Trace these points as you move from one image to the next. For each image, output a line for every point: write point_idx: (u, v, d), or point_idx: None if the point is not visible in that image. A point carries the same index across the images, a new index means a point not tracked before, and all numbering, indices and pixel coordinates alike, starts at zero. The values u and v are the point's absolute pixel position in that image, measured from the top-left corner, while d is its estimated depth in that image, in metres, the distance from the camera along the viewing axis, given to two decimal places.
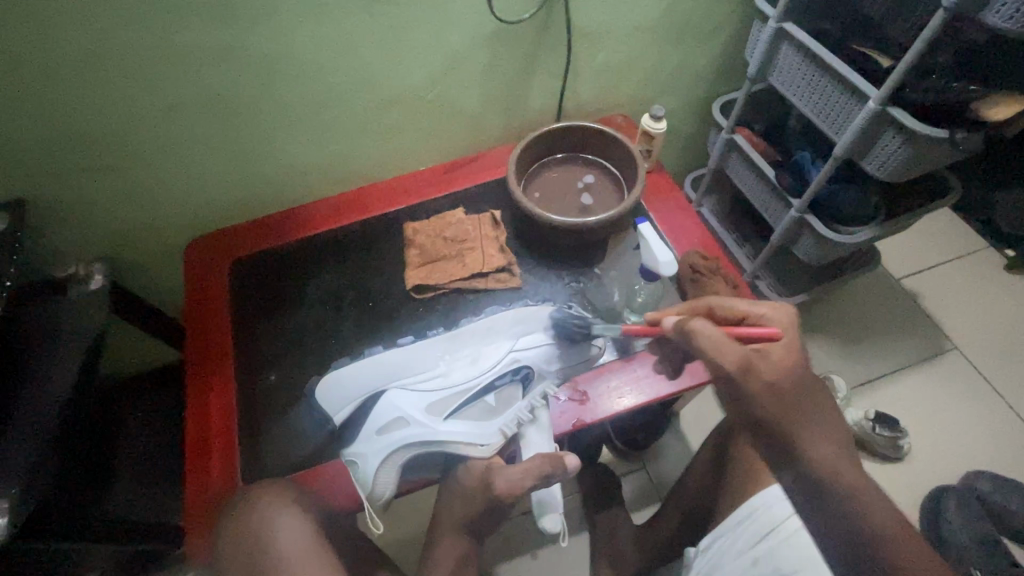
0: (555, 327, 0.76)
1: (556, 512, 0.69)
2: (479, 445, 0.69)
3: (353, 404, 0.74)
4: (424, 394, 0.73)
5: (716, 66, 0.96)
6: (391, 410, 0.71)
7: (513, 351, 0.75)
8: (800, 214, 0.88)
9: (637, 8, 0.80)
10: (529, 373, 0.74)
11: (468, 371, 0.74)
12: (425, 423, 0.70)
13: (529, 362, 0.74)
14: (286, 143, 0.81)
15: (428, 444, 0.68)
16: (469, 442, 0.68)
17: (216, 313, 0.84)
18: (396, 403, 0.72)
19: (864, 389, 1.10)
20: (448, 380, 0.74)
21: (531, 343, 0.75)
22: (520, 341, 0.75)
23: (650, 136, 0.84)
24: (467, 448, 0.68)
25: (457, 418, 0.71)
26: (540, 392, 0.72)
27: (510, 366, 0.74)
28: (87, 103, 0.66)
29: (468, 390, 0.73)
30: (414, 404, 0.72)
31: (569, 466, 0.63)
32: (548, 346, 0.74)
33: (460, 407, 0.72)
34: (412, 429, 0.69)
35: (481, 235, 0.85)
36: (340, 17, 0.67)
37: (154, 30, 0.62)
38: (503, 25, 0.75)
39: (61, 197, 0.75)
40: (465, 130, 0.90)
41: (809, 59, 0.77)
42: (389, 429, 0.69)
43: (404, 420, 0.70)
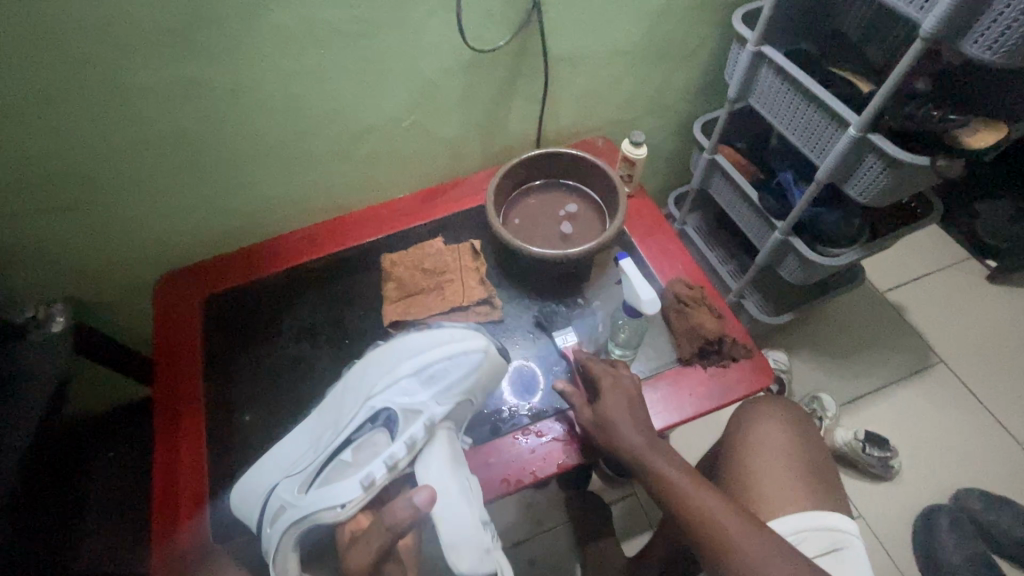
0: (416, 355, 0.70)
1: (467, 548, 0.60)
2: (337, 506, 0.63)
3: (257, 506, 0.67)
4: (298, 474, 0.67)
5: (696, 87, 0.95)
6: (270, 500, 0.65)
7: (368, 398, 0.69)
8: (784, 236, 0.87)
9: (614, 32, 0.79)
10: (388, 419, 0.69)
11: (325, 433, 0.69)
12: (295, 503, 0.64)
13: (385, 403, 0.68)
14: (255, 177, 0.78)
15: (300, 523, 0.63)
16: (326, 506, 0.63)
17: (188, 356, 0.81)
18: (277, 490, 0.66)
19: (852, 406, 1.09)
20: (311, 451, 0.69)
21: (388, 383, 0.69)
22: (373, 386, 0.69)
23: (632, 162, 0.82)
24: (327, 515, 0.63)
25: (323, 486, 0.65)
26: (413, 428, 0.67)
27: (369, 414, 0.68)
28: (41, 146, 0.63)
29: (327, 452, 0.68)
30: (288, 488, 0.66)
31: (421, 503, 0.56)
32: (411, 377, 0.69)
33: (325, 474, 0.67)
34: (287, 514, 0.63)
35: (461, 266, 0.82)
36: (306, 50, 0.65)
37: (109, 71, 0.59)
38: (477, 54, 0.73)
39: (18, 239, 0.71)
40: (442, 157, 0.88)
41: (788, 83, 0.75)
42: (273, 520, 0.64)
43: (282, 508, 0.64)
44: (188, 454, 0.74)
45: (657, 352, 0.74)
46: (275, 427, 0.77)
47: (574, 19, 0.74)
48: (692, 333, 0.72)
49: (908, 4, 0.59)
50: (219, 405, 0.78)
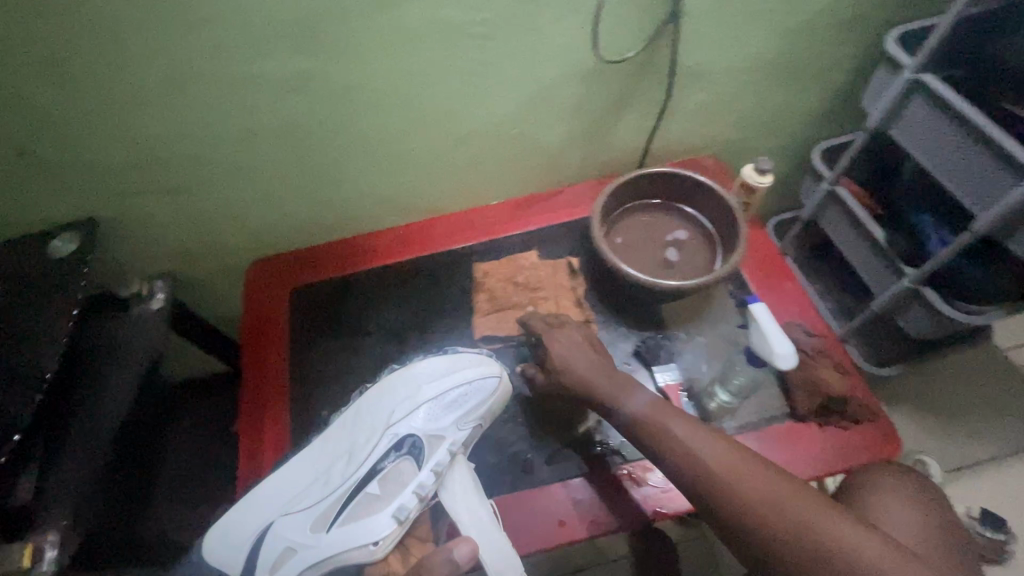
0: (436, 380, 0.72)
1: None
2: (367, 546, 0.65)
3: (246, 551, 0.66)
4: (304, 512, 0.67)
5: (824, 110, 0.87)
6: (278, 542, 0.66)
7: (390, 426, 0.70)
8: (915, 284, 0.78)
9: (748, 47, 0.72)
10: (411, 449, 0.70)
11: (342, 467, 0.69)
12: (314, 543, 0.66)
13: (409, 431, 0.70)
14: (357, 174, 0.76)
15: (328, 561, 0.65)
16: (359, 546, 0.65)
17: (274, 347, 0.81)
18: (281, 532, 0.66)
19: (962, 474, 0.98)
20: (326, 486, 0.69)
21: (410, 411, 0.70)
22: (396, 413, 0.70)
23: (751, 189, 0.76)
24: (360, 553, 0.65)
25: (349, 523, 0.67)
26: (437, 456, 0.68)
27: (393, 443, 0.69)
28: (164, 129, 0.64)
29: (351, 487, 0.68)
30: (291, 525, 0.67)
31: (464, 555, 0.56)
32: (433, 404, 0.71)
33: (350, 509, 0.67)
34: (303, 555, 0.66)
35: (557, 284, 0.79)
36: (429, 49, 0.62)
37: (238, 61, 0.59)
38: (600, 63, 0.68)
39: (131, 217, 0.73)
40: (543, 166, 0.84)
41: (951, 118, 0.67)
42: (282, 563, 0.66)
43: (292, 550, 0.66)
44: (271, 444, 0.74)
45: (765, 404, 0.67)
46: None
47: (708, 30, 0.68)
48: (811, 387, 0.65)
49: None
50: (300, 399, 0.77)
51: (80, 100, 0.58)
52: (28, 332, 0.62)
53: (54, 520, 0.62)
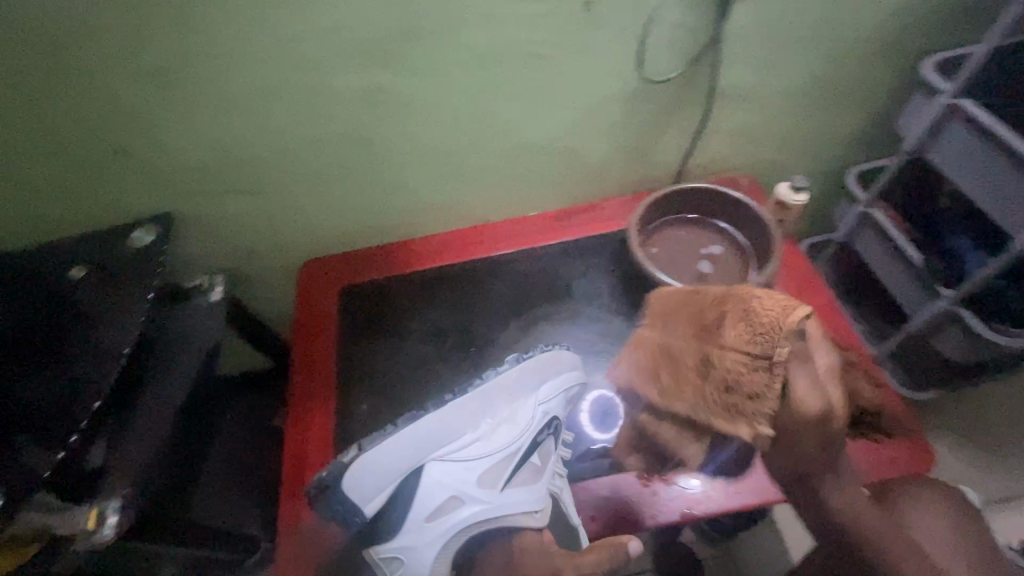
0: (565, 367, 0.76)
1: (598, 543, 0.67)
2: (532, 513, 0.66)
3: (389, 488, 0.66)
4: (463, 464, 0.68)
5: (861, 135, 0.89)
6: (440, 492, 0.67)
7: (540, 403, 0.73)
8: (950, 306, 0.78)
9: (788, 72, 0.76)
10: (547, 425, 0.73)
11: (508, 430, 0.71)
12: (482, 500, 0.67)
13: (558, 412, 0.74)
14: (410, 182, 0.82)
15: (489, 521, 0.66)
16: (520, 512, 0.66)
17: (323, 342, 0.86)
18: (441, 483, 0.67)
19: None
20: (488, 445, 0.70)
21: (553, 393, 0.74)
22: (542, 391, 0.73)
23: (786, 206, 0.78)
24: (525, 519, 0.66)
25: (513, 487, 0.68)
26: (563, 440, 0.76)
27: (547, 420, 0.73)
28: (242, 134, 0.69)
29: (517, 453, 0.70)
30: (459, 478, 0.68)
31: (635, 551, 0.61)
32: (564, 392, 0.75)
33: (514, 474, 0.69)
34: (467, 508, 0.66)
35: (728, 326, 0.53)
36: (488, 68, 0.67)
37: (317, 74, 0.65)
38: (645, 83, 0.72)
39: (202, 215, 0.79)
40: (584, 182, 0.88)
41: (988, 144, 0.68)
42: (440, 514, 0.66)
43: (458, 500, 0.67)
44: (319, 429, 0.79)
45: None
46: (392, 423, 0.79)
47: (750, 55, 0.72)
48: None
49: None
50: (345, 393, 0.82)
51: (174, 105, 0.65)
52: (108, 315, 0.67)
53: (120, 485, 0.64)
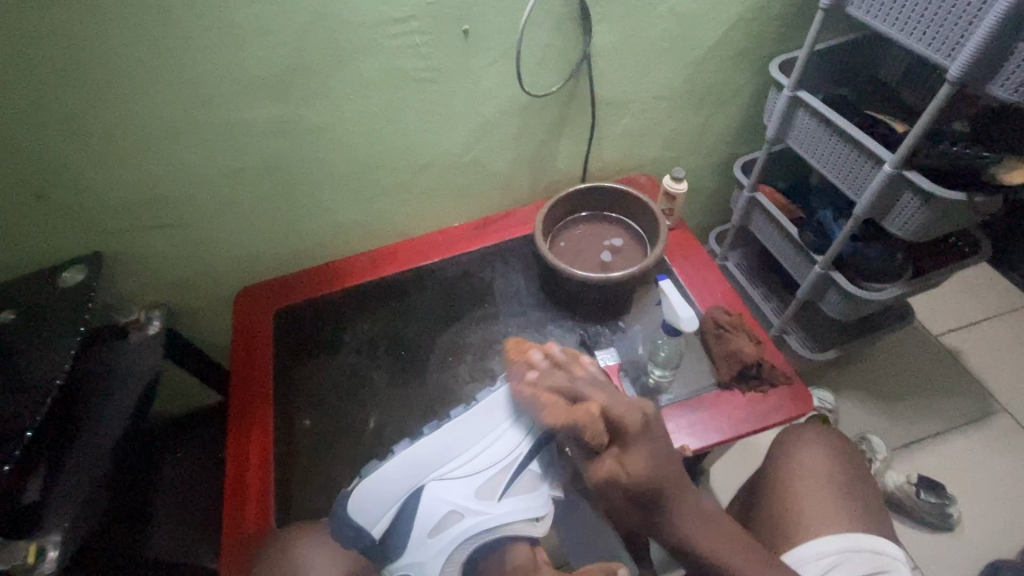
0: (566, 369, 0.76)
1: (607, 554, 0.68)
2: (534, 520, 0.68)
3: (394, 508, 0.69)
4: (464, 480, 0.70)
5: (736, 130, 1.01)
6: (440, 509, 0.68)
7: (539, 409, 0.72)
8: (825, 270, 0.88)
9: (656, 79, 0.86)
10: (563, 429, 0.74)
11: (505, 443, 0.71)
12: (479, 511, 0.68)
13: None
14: (332, 204, 0.88)
15: (490, 533, 0.67)
16: (522, 519, 0.68)
17: (262, 362, 0.89)
18: (444, 499, 0.69)
19: (906, 449, 1.07)
20: (486, 459, 0.71)
21: None
22: None
23: (672, 196, 0.92)
24: (524, 526, 0.68)
25: (513, 495, 0.69)
26: None
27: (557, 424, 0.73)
28: (162, 170, 0.75)
29: (513, 463, 0.70)
30: (456, 493, 0.69)
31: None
32: None
33: (513, 481, 0.70)
34: (466, 523, 0.67)
35: (590, 393, 0.64)
36: (386, 94, 0.75)
37: (227, 111, 0.71)
38: (531, 98, 0.82)
39: (131, 251, 0.82)
40: (496, 190, 0.96)
41: (826, 127, 0.79)
42: (440, 529, 0.68)
43: (457, 514, 0.68)
44: (255, 451, 0.81)
45: (692, 374, 0.80)
46: (332, 431, 0.83)
47: (619, 66, 0.82)
48: (731, 358, 0.78)
49: (934, 52, 0.64)
50: (285, 406, 0.85)
51: (94, 147, 0.69)
52: (41, 350, 0.70)
53: (59, 518, 0.66)
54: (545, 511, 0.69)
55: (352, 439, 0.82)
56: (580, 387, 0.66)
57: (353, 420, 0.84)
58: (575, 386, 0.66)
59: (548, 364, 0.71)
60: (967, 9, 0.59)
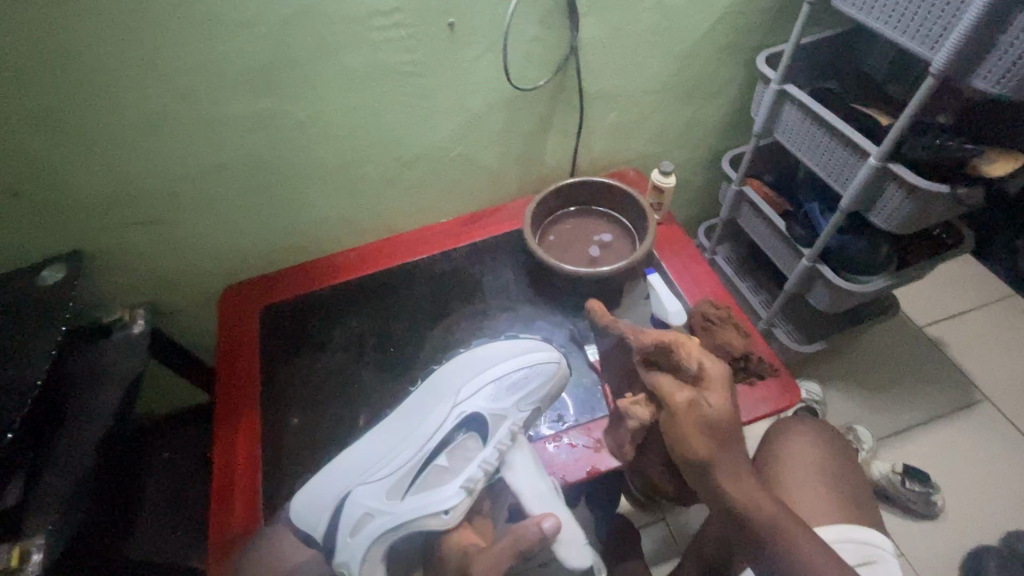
0: (499, 361, 0.76)
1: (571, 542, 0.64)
2: (441, 515, 0.68)
3: (327, 513, 0.69)
4: (376, 484, 0.71)
5: (723, 123, 1.01)
6: (356, 509, 0.69)
7: (456, 404, 0.74)
8: (811, 262, 0.88)
9: (644, 72, 0.86)
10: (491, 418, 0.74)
11: (412, 444, 0.73)
12: (388, 511, 0.69)
13: (474, 409, 0.74)
14: (318, 200, 0.87)
15: (396, 530, 0.68)
16: (430, 514, 0.68)
17: (244, 359, 0.88)
18: (360, 500, 0.69)
19: (891, 439, 1.08)
20: (395, 462, 0.72)
21: (474, 390, 0.74)
22: (461, 393, 0.75)
23: (660, 189, 0.92)
24: (433, 521, 0.68)
25: (417, 493, 0.71)
26: (500, 434, 0.73)
27: (460, 418, 0.74)
28: (143, 167, 0.73)
29: (421, 458, 0.72)
30: (370, 495, 0.70)
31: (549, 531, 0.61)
32: (495, 386, 0.74)
33: (419, 479, 0.72)
34: (376, 522, 0.68)
35: (659, 377, 0.63)
36: (371, 88, 0.74)
37: (207, 105, 0.70)
38: (518, 91, 0.81)
39: (113, 249, 0.81)
40: (484, 185, 0.96)
41: (812, 120, 0.79)
42: (360, 528, 0.68)
43: (369, 515, 0.69)
44: (242, 446, 0.81)
45: None
46: (320, 428, 0.83)
47: (607, 59, 0.82)
48: (719, 350, 0.79)
49: (918, 44, 0.64)
50: (273, 404, 0.85)
51: (70, 142, 0.68)
52: (20, 350, 0.69)
53: (42, 521, 0.64)
54: (451, 504, 0.69)
55: (341, 436, 0.82)
56: (651, 375, 0.64)
57: (342, 417, 0.84)
58: (659, 384, 0.63)
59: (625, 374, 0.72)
60: (951, 1, 0.59)
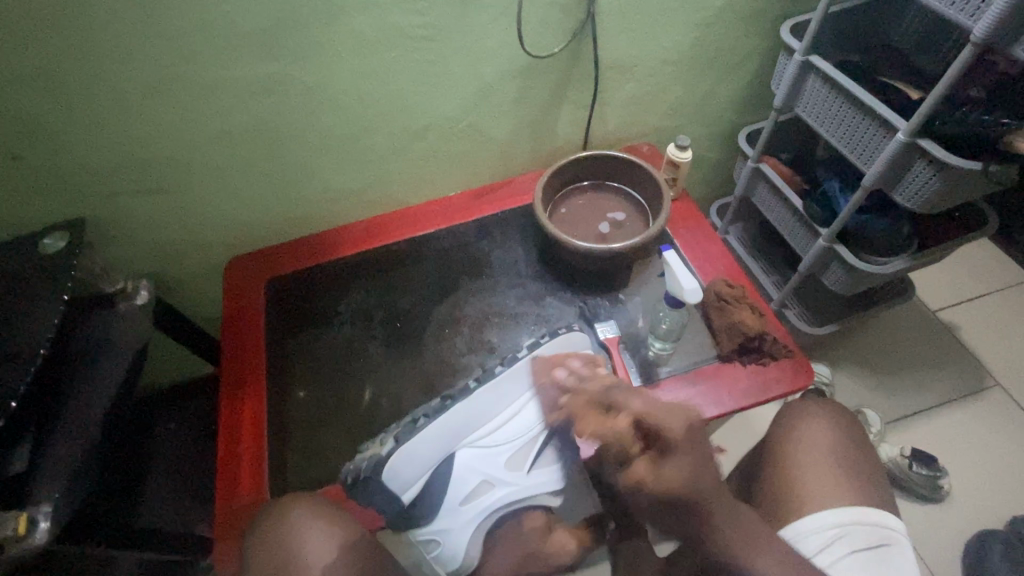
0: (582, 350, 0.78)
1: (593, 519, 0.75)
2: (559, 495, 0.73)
3: (425, 476, 0.72)
4: (499, 454, 0.74)
5: (742, 97, 0.97)
6: (472, 478, 0.72)
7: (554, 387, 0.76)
8: (828, 243, 0.86)
9: (663, 41, 0.83)
10: None
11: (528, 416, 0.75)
12: (511, 483, 0.73)
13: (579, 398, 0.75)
14: (325, 171, 0.84)
15: (518, 502, 0.72)
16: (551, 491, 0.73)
17: (252, 329, 0.87)
18: (474, 468, 0.73)
19: (899, 423, 1.07)
20: (515, 433, 0.75)
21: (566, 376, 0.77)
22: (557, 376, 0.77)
23: (675, 164, 0.89)
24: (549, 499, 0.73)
25: (538, 468, 0.74)
26: None
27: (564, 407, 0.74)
28: (145, 132, 0.71)
29: (535, 438, 0.74)
30: (488, 464, 0.73)
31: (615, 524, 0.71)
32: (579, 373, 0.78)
33: (539, 456, 0.74)
34: (497, 493, 0.72)
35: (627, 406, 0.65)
36: (380, 52, 0.71)
37: (210, 68, 0.67)
38: (532, 59, 0.78)
39: (117, 217, 0.79)
40: (493, 158, 0.93)
41: (837, 93, 0.76)
42: (473, 497, 0.72)
43: (487, 484, 0.72)
44: (248, 417, 0.80)
45: (692, 347, 0.79)
46: (327, 401, 0.83)
47: (624, 27, 0.79)
48: (732, 330, 0.77)
49: (957, 11, 0.61)
50: (280, 378, 0.84)
51: (70, 105, 0.65)
52: (25, 318, 0.68)
53: (49, 490, 0.64)
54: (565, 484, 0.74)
55: (349, 409, 0.82)
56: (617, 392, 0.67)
57: (348, 391, 0.83)
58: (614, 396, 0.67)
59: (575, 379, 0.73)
60: None
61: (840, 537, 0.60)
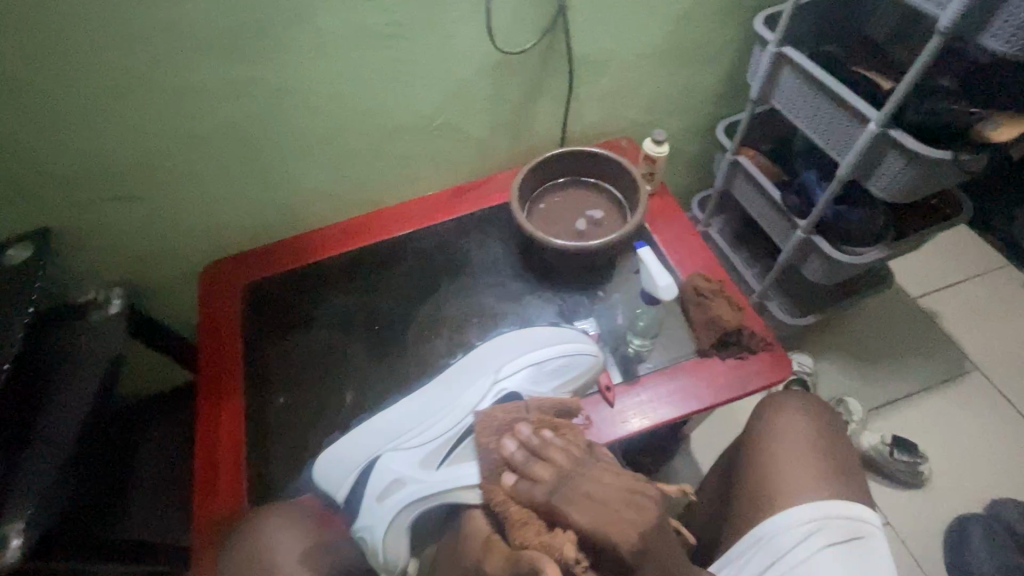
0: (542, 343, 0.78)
1: None
2: (473, 489, 0.68)
3: (353, 476, 0.73)
4: (412, 453, 0.74)
5: (718, 90, 0.97)
6: (385, 476, 0.71)
7: (497, 380, 0.77)
8: (805, 233, 0.87)
9: (637, 36, 0.82)
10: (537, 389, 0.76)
11: (449, 416, 0.75)
12: (420, 480, 0.71)
13: (514, 387, 0.76)
14: (297, 173, 0.83)
15: (428, 499, 0.69)
16: (464, 487, 0.68)
17: (229, 335, 0.85)
18: (390, 466, 0.72)
19: (881, 411, 1.08)
20: (432, 432, 0.75)
21: (515, 368, 0.77)
22: (502, 369, 0.77)
23: (653, 159, 0.89)
24: (466, 495, 0.68)
25: (451, 464, 0.72)
26: None
27: (498, 396, 0.76)
28: (107, 140, 0.69)
29: (458, 434, 0.74)
30: (403, 464, 0.72)
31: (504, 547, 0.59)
32: (534, 365, 0.76)
33: (454, 452, 0.73)
34: (408, 490, 0.70)
35: (571, 511, 0.55)
36: (349, 54, 0.70)
37: (173, 72, 0.65)
38: (505, 55, 0.77)
39: (83, 225, 0.77)
40: (469, 157, 0.92)
41: (809, 84, 0.76)
42: (387, 494, 0.70)
43: (399, 483, 0.71)
44: (227, 425, 0.79)
45: (670, 341, 0.79)
46: (307, 408, 0.82)
47: (597, 21, 0.78)
48: (711, 325, 0.77)
49: (925, 1, 0.61)
50: (257, 385, 0.83)
51: (26, 112, 0.63)
52: None
53: (20, 508, 0.63)
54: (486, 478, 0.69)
55: (329, 415, 0.81)
56: (557, 500, 0.57)
57: (327, 396, 0.82)
58: (554, 498, 0.57)
59: (525, 451, 0.64)
60: None
61: (817, 530, 0.60)
